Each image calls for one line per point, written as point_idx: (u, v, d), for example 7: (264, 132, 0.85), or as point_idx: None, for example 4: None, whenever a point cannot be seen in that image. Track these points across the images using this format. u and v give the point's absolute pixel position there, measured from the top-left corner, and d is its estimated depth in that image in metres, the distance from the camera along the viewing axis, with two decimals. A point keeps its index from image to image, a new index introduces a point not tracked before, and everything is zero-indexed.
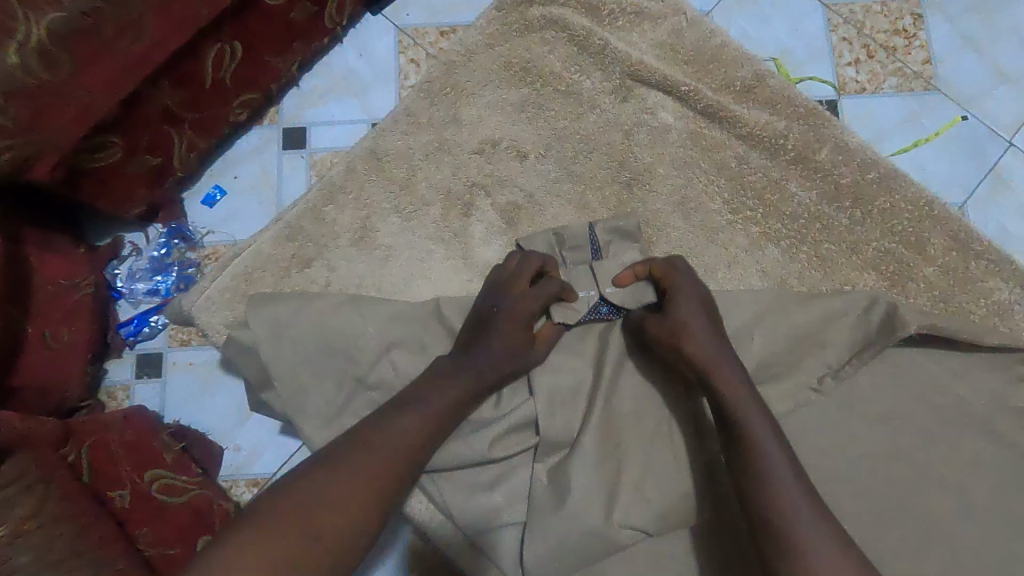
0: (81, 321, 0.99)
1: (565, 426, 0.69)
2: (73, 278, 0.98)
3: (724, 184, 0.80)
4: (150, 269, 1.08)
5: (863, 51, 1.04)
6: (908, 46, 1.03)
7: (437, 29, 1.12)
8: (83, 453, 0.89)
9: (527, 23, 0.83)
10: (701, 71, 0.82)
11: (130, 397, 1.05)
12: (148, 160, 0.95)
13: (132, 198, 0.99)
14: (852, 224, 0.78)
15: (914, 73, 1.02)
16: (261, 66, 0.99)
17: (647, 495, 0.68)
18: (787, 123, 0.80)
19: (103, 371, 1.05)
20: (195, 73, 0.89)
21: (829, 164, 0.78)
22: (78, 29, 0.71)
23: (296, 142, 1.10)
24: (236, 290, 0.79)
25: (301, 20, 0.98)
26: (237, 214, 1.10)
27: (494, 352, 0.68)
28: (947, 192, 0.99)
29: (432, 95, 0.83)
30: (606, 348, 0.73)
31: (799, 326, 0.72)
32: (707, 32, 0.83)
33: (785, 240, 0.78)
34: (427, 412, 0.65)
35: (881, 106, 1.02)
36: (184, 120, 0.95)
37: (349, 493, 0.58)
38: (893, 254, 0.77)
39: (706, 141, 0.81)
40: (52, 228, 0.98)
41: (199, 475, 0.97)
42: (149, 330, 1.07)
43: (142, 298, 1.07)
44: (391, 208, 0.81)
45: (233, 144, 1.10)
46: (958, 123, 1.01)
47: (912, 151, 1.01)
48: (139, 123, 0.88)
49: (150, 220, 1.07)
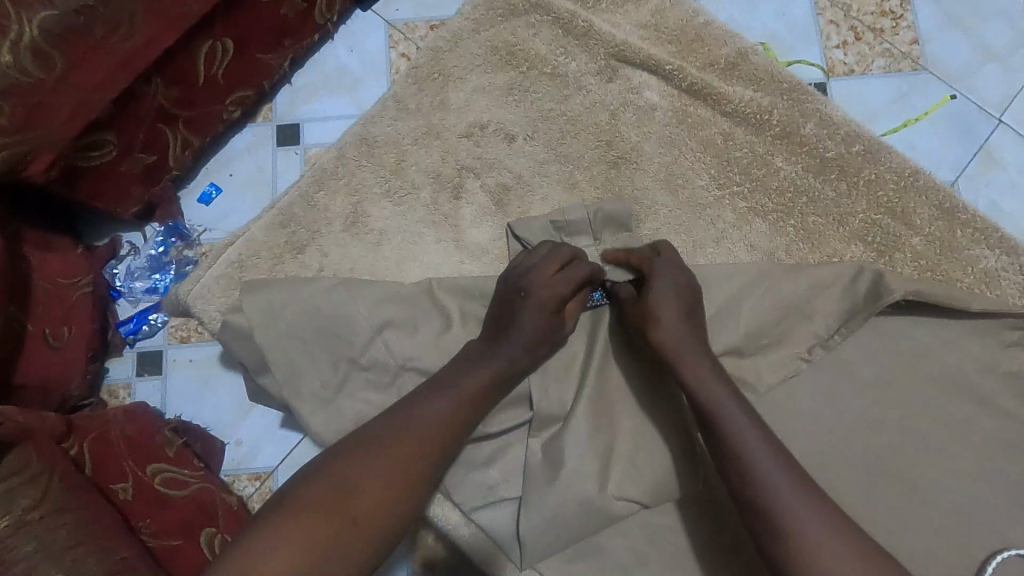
0: (82, 318, 1.00)
1: (557, 401, 0.71)
2: (71, 277, 0.99)
3: (710, 160, 0.80)
4: (148, 268, 1.09)
5: (850, 33, 1.04)
6: (895, 26, 1.04)
7: (428, 23, 1.12)
8: (85, 447, 0.91)
9: (512, 8, 0.84)
10: (684, 50, 0.83)
11: (131, 394, 1.06)
12: (143, 157, 0.96)
13: (129, 196, 1.00)
14: (838, 196, 0.78)
15: (902, 54, 1.03)
16: (252, 64, 1.00)
17: (639, 467, 0.69)
18: (772, 99, 0.80)
19: (104, 369, 1.06)
20: (189, 71, 0.91)
21: (814, 139, 0.79)
22: (71, 28, 0.71)
23: (289, 139, 1.11)
24: (231, 277, 0.80)
25: (292, 17, 1.00)
26: (232, 210, 1.10)
27: (492, 331, 0.69)
28: (938, 170, 1.00)
29: (420, 81, 0.84)
30: (597, 324, 0.74)
31: (787, 297, 0.73)
32: (689, 12, 0.84)
33: (772, 215, 0.79)
34: (425, 389, 0.66)
35: (869, 86, 1.03)
36: (178, 117, 0.96)
37: (355, 475, 0.60)
38: (880, 225, 0.78)
39: (691, 119, 0.81)
40: (53, 231, 1.01)
41: (203, 469, 0.96)
42: (149, 328, 1.07)
43: (140, 297, 1.08)
44: (382, 194, 0.82)
45: (226, 142, 1.10)
46: (948, 102, 1.01)
47: (902, 130, 1.01)
48: (132, 121, 0.90)
49: (147, 219, 1.07)
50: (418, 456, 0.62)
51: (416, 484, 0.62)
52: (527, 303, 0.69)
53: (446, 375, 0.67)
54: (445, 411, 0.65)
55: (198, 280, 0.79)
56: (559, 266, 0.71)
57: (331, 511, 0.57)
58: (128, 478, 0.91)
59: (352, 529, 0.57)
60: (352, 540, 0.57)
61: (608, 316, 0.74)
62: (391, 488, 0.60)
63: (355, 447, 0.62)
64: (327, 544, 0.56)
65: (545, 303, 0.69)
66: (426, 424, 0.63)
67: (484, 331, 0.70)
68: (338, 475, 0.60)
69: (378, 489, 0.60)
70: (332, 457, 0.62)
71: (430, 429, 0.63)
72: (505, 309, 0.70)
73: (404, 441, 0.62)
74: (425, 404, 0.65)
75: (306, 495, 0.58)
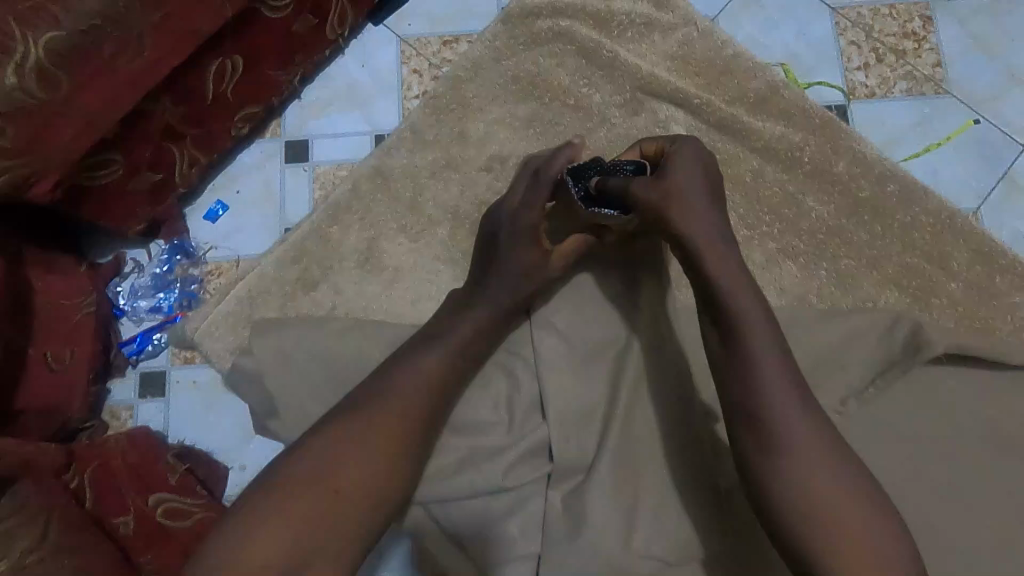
0: (83, 342, 0.98)
1: (578, 452, 0.69)
2: (74, 299, 0.97)
3: (739, 199, 0.77)
4: (152, 286, 1.06)
5: (871, 54, 1.02)
6: (918, 49, 1.01)
7: (441, 39, 1.10)
8: (86, 479, 0.89)
9: (534, 35, 0.81)
10: (713, 83, 0.80)
11: (134, 417, 1.03)
12: (150, 175, 0.94)
13: (135, 214, 0.97)
14: (873, 239, 0.75)
15: (924, 77, 1.00)
16: (262, 81, 0.97)
17: (666, 523, 0.66)
18: (804, 136, 0.77)
19: (107, 390, 1.03)
20: (196, 89, 0.89)
21: (847, 177, 0.76)
22: (77, 46, 0.69)
23: (298, 155, 1.07)
24: (241, 314, 0.77)
25: (303, 33, 0.97)
26: (240, 230, 1.07)
27: (466, 307, 0.69)
28: (959, 197, 0.96)
29: (438, 111, 0.81)
30: (621, 369, 0.72)
31: (818, 346, 0.70)
32: (719, 42, 0.81)
33: (803, 257, 0.75)
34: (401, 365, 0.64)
35: (890, 109, 0.99)
36: (185, 134, 0.94)
37: (330, 467, 0.59)
38: (916, 270, 0.74)
39: (719, 155, 0.78)
40: (52, 249, 0.97)
41: (206, 496, 0.93)
42: (154, 347, 1.04)
43: (144, 316, 1.05)
44: (398, 229, 0.79)
45: (234, 159, 1.08)
46: (971, 126, 0.98)
47: (924, 155, 0.98)
48: (138, 138, 0.88)
49: (152, 236, 1.03)
50: (394, 439, 0.61)
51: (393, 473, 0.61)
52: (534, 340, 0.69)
53: (435, 367, 0.65)
54: (421, 386, 0.64)
55: (208, 317, 0.76)
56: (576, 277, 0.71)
57: (317, 507, 0.57)
58: (129, 511, 0.89)
59: (334, 520, 0.57)
60: (337, 532, 0.57)
61: (635, 363, 0.72)
62: (372, 479, 0.60)
63: (331, 436, 0.60)
64: (306, 533, 0.56)
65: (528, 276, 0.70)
66: (403, 414, 0.62)
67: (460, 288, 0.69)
68: (318, 470, 0.58)
69: (357, 480, 0.59)
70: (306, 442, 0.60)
71: (403, 408, 0.62)
72: (498, 276, 0.70)
73: (380, 428, 0.61)
74: (399, 374, 0.64)
75: (288, 487, 0.57)
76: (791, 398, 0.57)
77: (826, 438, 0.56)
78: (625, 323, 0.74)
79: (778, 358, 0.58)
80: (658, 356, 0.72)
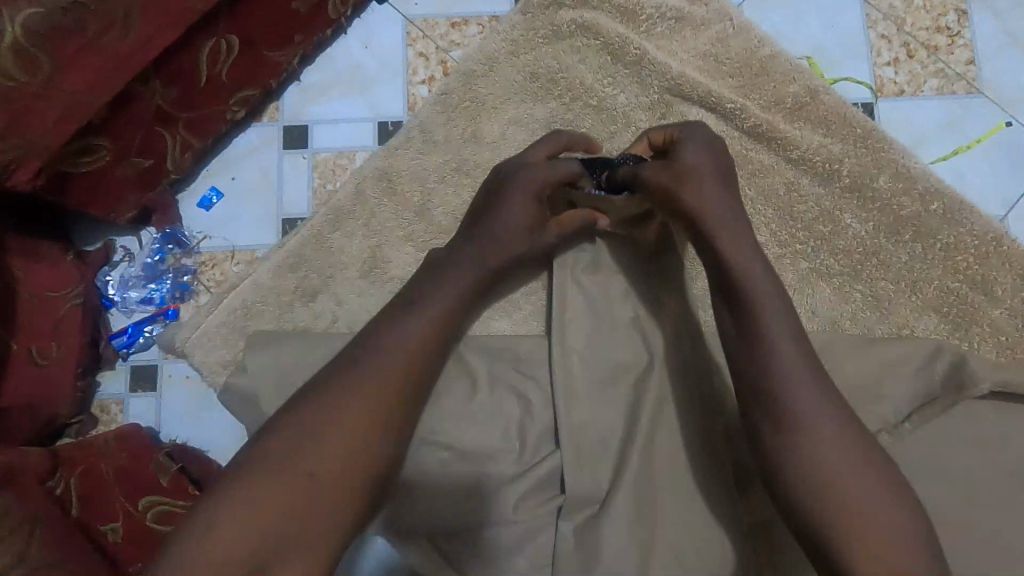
0: (70, 335, 0.92)
1: (593, 482, 0.66)
2: (60, 290, 0.91)
3: (771, 214, 0.72)
4: (144, 277, 1.00)
5: (902, 49, 0.95)
6: (951, 44, 0.94)
7: (449, 19, 1.02)
8: (72, 483, 0.85)
9: (556, 28, 0.76)
10: (748, 85, 0.74)
11: (124, 411, 0.98)
12: (139, 160, 0.88)
13: (122, 201, 0.91)
14: (912, 261, 0.70)
15: (956, 74, 0.94)
16: (260, 62, 0.91)
17: (686, 561, 0.63)
18: (844, 147, 0.72)
19: (96, 384, 0.98)
20: (189, 71, 0.82)
21: (888, 193, 0.71)
22: (58, 25, 0.63)
23: (297, 141, 1.01)
24: (235, 326, 0.72)
25: (304, 11, 0.90)
26: (235, 219, 1.01)
27: (454, 269, 0.65)
28: (984, 203, 0.91)
29: (450, 109, 0.76)
30: (642, 399, 0.69)
31: (852, 376, 0.66)
32: (755, 41, 0.75)
33: (837, 278, 0.71)
34: (394, 347, 0.60)
35: (919, 109, 0.93)
36: (177, 118, 0.87)
37: (313, 448, 0.55)
38: (957, 295, 0.70)
39: (752, 165, 0.73)
40: (40, 235, 0.91)
41: (199, 496, 0.87)
42: (145, 340, 0.99)
43: (135, 307, 0.99)
44: (404, 237, 0.73)
45: (229, 143, 1.01)
46: (1002, 129, 0.92)
47: (952, 158, 0.92)
48: (127, 124, 0.81)
49: (144, 224, 0.98)
50: (381, 419, 0.57)
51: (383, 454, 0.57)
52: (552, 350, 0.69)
53: (427, 353, 0.61)
54: (412, 369, 0.60)
55: (199, 329, 0.71)
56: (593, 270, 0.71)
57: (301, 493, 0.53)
58: (118, 518, 0.85)
59: (319, 504, 0.54)
60: (325, 518, 0.53)
61: (655, 391, 0.69)
62: (360, 461, 0.56)
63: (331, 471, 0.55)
64: (289, 519, 0.52)
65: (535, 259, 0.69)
66: (392, 391, 0.58)
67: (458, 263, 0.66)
68: (301, 451, 0.55)
69: (344, 464, 0.55)
70: (286, 420, 0.57)
71: (392, 388, 0.58)
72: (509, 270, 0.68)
73: (367, 410, 0.57)
74: (388, 351, 0.60)
75: (269, 471, 0.54)
76: (826, 442, 0.54)
77: (862, 487, 0.53)
78: (646, 346, 0.71)
79: (815, 398, 0.56)
80: (681, 385, 0.69)
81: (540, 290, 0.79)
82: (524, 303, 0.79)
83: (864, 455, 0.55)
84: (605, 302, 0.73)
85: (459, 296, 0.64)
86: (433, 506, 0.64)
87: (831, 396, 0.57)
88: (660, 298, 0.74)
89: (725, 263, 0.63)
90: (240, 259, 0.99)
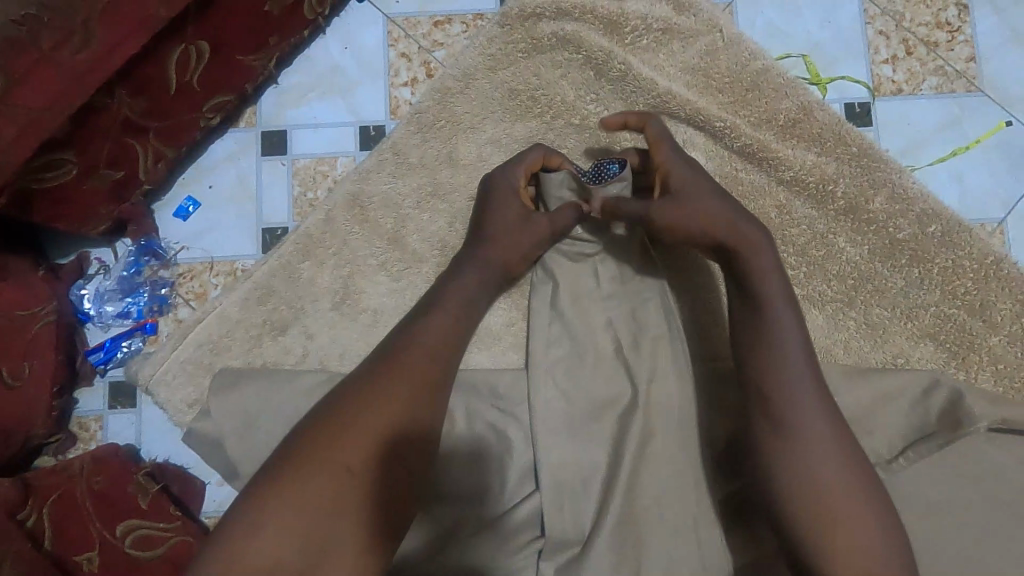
0: (44, 352, 0.85)
1: (573, 521, 0.65)
2: (30, 308, 0.83)
3: (762, 238, 0.70)
4: (120, 290, 0.94)
5: (900, 46, 0.91)
6: (951, 41, 0.90)
7: (431, 17, 0.95)
8: (46, 512, 0.79)
9: (535, 41, 0.76)
10: (738, 101, 0.73)
11: (103, 428, 0.93)
12: (110, 173, 0.82)
13: (97, 213, 0.85)
14: (909, 286, 0.68)
15: (955, 73, 0.89)
16: (234, 68, 0.85)
17: None
18: (838, 166, 0.70)
19: (73, 401, 0.92)
20: (158, 79, 0.77)
21: (883, 216, 0.69)
22: (12, 40, 0.60)
23: (275, 147, 0.95)
24: (202, 362, 0.75)
25: (278, 13, 0.84)
26: (215, 228, 0.95)
27: (443, 293, 0.67)
28: (980, 207, 0.88)
29: (425, 128, 0.78)
30: (626, 435, 0.67)
31: (837, 413, 0.64)
32: (746, 53, 0.73)
33: (831, 306, 0.69)
34: (372, 378, 0.59)
35: (914, 109, 0.89)
36: (148, 128, 0.82)
37: (313, 479, 0.53)
38: (954, 321, 0.68)
39: (741, 187, 0.72)
40: (15, 249, 0.85)
41: (180, 518, 0.83)
42: (123, 356, 0.93)
43: (111, 322, 0.93)
44: (378, 266, 0.76)
45: (205, 150, 0.95)
46: (1002, 129, 0.88)
47: (950, 161, 0.89)
48: (94, 135, 0.76)
49: (119, 234, 0.93)
50: (379, 445, 0.56)
51: (385, 484, 0.56)
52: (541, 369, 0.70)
53: (422, 384, 0.60)
54: (407, 397, 0.58)
55: (163, 365, 0.74)
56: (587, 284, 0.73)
57: (306, 528, 0.52)
58: (94, 546, 0.79)
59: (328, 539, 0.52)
60: (334, 552, 0.52)
61: (639, 427, 0.67)
62: (363, 490, 0.54)
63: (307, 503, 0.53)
64: (297, 556, 0.51)
65: (513, 276, 0.71)
66: (389, 420, 0.57)
67: (430, 296, 0.67)
68: (299, 483, 0.53)
69: (346, 494, 0.54)
70: (281, 457, 0.55)
71: (387, 415, 0.57)
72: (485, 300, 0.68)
73: (362, 439, 0.55)
74: (377, 381, 0.58)
75: (271, 504, 0.52)
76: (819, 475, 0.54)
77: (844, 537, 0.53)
78: (632, 375, 0.70)
79: (795, 436, 0.56)
80: (666, 421, 0.68)
81: (520, 321, 0.77)
82: (504, 335, 0.77)
83: (848, 498, 0.54)
84: (587, 332, 0.71)
85: (444, 329, 0.63)
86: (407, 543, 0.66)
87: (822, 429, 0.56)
88: (642, 325, 0.72)
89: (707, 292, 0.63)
90: (218, 271, 0.94)
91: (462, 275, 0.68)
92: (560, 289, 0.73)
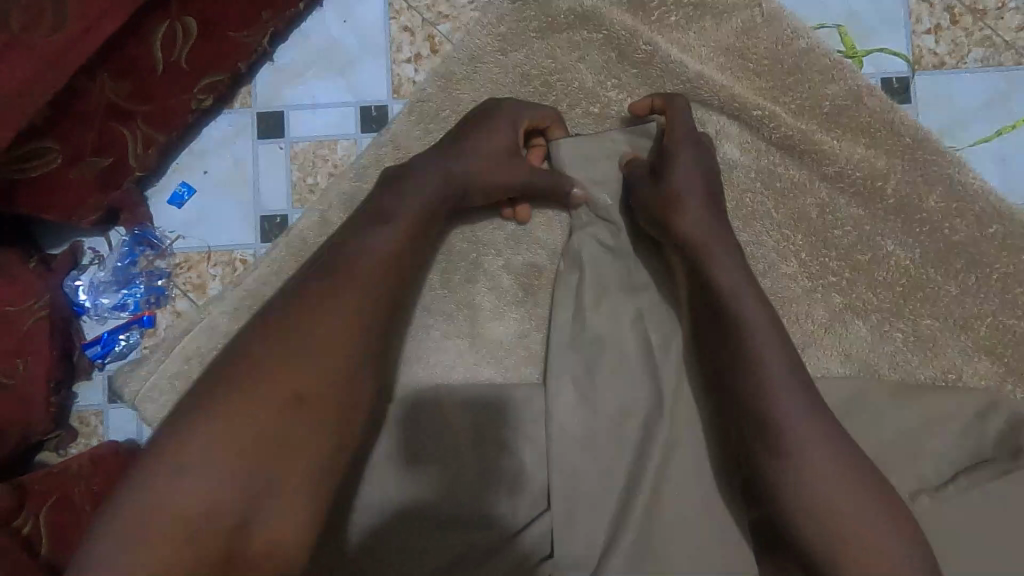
0: (36, 350, 0.78)
1: (584, 542, 0.62)
2: (20, 301, 0.77)
3: (802, 241, 0.67)
4: (115, 281, 0.87)
5: (944, 14, 0.81)
6: (1001, 7, 0.81)
7: None
8: (42, 517, 0.74)
9: (551, 19, 0.70)
10: (779, 86, 0.67)
11: (104, 424, 0.86)
12: (96, 161, 0.75)
13: (84, 204, 0.77)
14: (963, 293, 0.65)
15: (1005, 43, 0.80)
16: (227, 45, 0.77)
17: None
18: (889, 160, 0.66)
19: (72, 396, 0.86)
20: (140, 57, 0.71)
21: (938, 217, 0.65)
22: None
23: (271, 131, 0.88)
24: (189, 374, 0.72)
25: None
26: (213, 214, 0.87)
27: None
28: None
29: (427, 119, 0.72)
30: (646, 451, 0.63)
31: (877, 434, 0.60)
32: (787, 31, 0.67)
33: (876, 315, 0.66)
34: (306, 309, 0.52)
35: (957, 85, 0.81)
36: (135, 112, 0.74)
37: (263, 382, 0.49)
38: (1015, 332, 0.64)
39: (781, 183, 0.68)
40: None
41: None
42: (122, 350, 0.86)
43: (107, 315, 0.86)
44: None
45: (199, 132, 0.87)
46: None
47: (994, 142, 0.80)
48: (74, 117, 0.70)
49: (112, 222, 0.85)
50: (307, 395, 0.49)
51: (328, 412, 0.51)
52: (556, 361, 0.66)
53: (372, 336, 0.53)
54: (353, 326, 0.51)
55: (150, 380, 0.72)
56: (605, 282, 0.68)
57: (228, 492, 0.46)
58: None
59: (267, 492, 0.47)
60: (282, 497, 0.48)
61: (664, 436, 0.63)
62: (301, 438, 0.49)
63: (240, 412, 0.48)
64: (236, 500, 0.46)
65: None
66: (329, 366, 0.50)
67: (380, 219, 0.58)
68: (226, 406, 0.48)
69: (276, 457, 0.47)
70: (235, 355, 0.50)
71: (323, 368, 0.50)
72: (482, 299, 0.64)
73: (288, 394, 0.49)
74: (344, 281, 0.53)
75: (194, 448, 0.46)
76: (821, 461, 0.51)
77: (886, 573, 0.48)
78: (653, 381, 0.65)
79: (836, 461, 0.51)
80: (691, 434, 0.64)
81: (533, 333, 0.71)
82: (516, 348, 0.71)
83: (891, 529, 0.49)
84: (608, 330, 0.66)
85: (384, 256, 0.55)
86: (371, 539, 0.63)
87: (845, 462, 0.52)
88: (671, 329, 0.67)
89: (729, 311, 0.57)
90: (217, 261, 0.87)
91: (423, 197, 0.60)
92: (580, 282, 0.68)
